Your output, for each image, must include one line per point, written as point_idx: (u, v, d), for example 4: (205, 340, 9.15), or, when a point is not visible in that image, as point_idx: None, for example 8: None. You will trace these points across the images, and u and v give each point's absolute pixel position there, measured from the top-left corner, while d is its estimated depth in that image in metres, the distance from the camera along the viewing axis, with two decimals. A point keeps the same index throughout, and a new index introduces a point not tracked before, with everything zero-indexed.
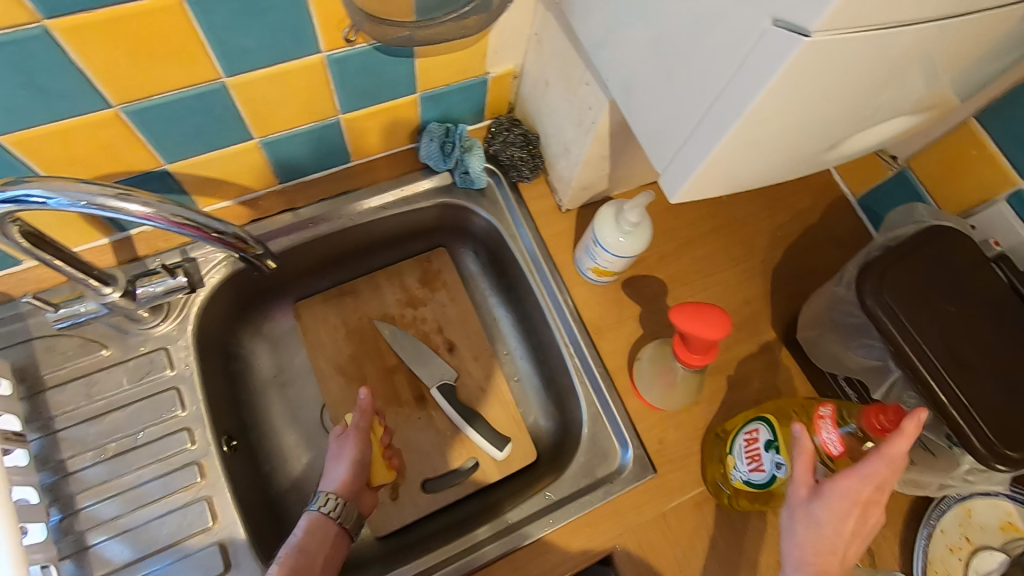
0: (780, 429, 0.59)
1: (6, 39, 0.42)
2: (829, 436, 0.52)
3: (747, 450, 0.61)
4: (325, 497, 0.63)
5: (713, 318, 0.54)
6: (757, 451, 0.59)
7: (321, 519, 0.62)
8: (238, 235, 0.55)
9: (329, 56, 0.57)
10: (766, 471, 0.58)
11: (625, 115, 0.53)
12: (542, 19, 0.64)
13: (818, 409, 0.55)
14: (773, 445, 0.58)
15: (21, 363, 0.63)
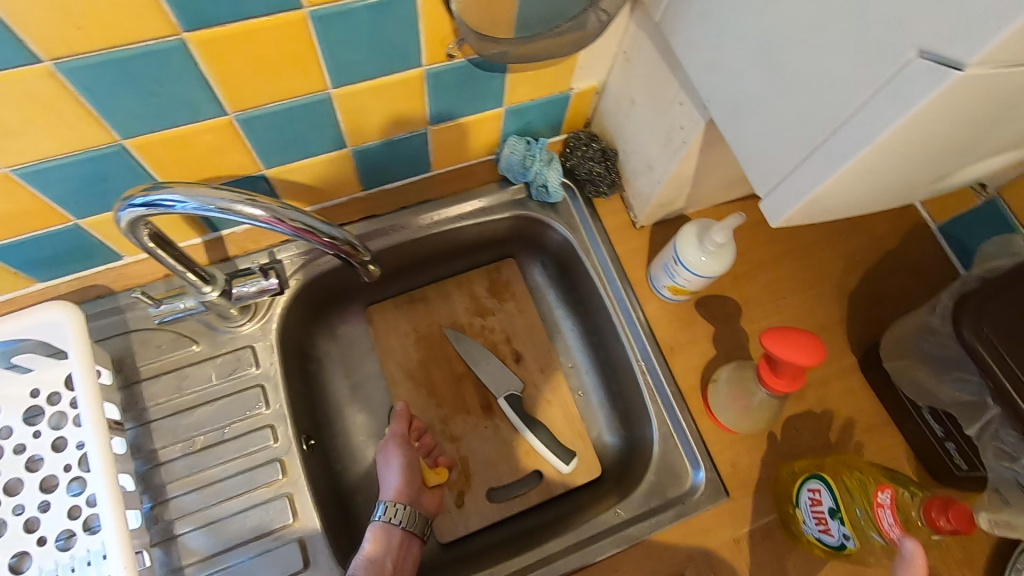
0: (840, 493, 0.58)
1: (148, 50, 0.45)
2: (890, 523, 0.55)
3: (812, 510, 0.60)
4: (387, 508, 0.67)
5: (804, 343, 0.53)
6: (823, 515, 0.59)
7: (386, 529, 0.66)
8: (349, 241, 0.55)
9: (428, 71, 0.59)
10: (835, 538, 0.58)
11: (729, 136, 0.53)
12: (632, 37, 0.64)
13: (877, 493, 0.57)
14: (838, 513, 0.58)
15: (119, 354, 0.66)
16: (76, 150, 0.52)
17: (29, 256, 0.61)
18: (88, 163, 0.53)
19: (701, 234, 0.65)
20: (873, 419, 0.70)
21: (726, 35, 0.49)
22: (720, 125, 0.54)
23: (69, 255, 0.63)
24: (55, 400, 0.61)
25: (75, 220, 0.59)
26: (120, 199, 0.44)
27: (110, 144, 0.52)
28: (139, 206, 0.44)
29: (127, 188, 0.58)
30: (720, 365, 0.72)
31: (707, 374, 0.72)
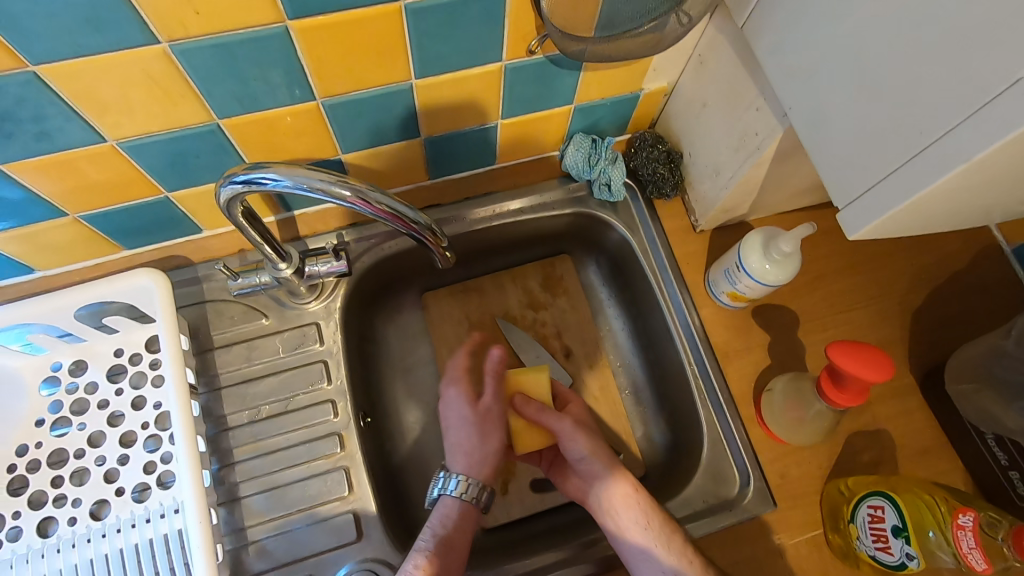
0: (910, 513, 0.57)
1: (255, 36, 0.47)
2: (969, 547, 0.53)
3: (871, 527, 0.60)
4: (460, 481, 0.65)
5: (870, 358, 0.53)
6: (885, 533, 0.58)
7: (457, 503, 0.64)
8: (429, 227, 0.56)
9: (507, 65, 0.60)
10: (896, 556, 0.58)
11: (812, 143, 0.53)
12: (710, 40, 0.63)
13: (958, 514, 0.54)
14: (903, 533, 0.57)
15: (194, 322, 0.69)
16: (176, 127, 0.55)
17: (121, 224, 0.65)
18: (185, 139, 0.56)
19: (767, 241, 0.64)
20: (931, 441, 0.69)
21: (819, 42, 0.48)
22: (800, 134, 0.54)
23: (156, 225, 0.67)
24: (137, 361, 0.66)
25: (166, 193, 0.63)
26: (223, 176, 0.47)
27: (207, 123, 0.55)
28: (240, 182, 0.46)
29: (216, 166, 0.61)
30: (774, 375, 0.72)
31: (761, 383, 0.71)
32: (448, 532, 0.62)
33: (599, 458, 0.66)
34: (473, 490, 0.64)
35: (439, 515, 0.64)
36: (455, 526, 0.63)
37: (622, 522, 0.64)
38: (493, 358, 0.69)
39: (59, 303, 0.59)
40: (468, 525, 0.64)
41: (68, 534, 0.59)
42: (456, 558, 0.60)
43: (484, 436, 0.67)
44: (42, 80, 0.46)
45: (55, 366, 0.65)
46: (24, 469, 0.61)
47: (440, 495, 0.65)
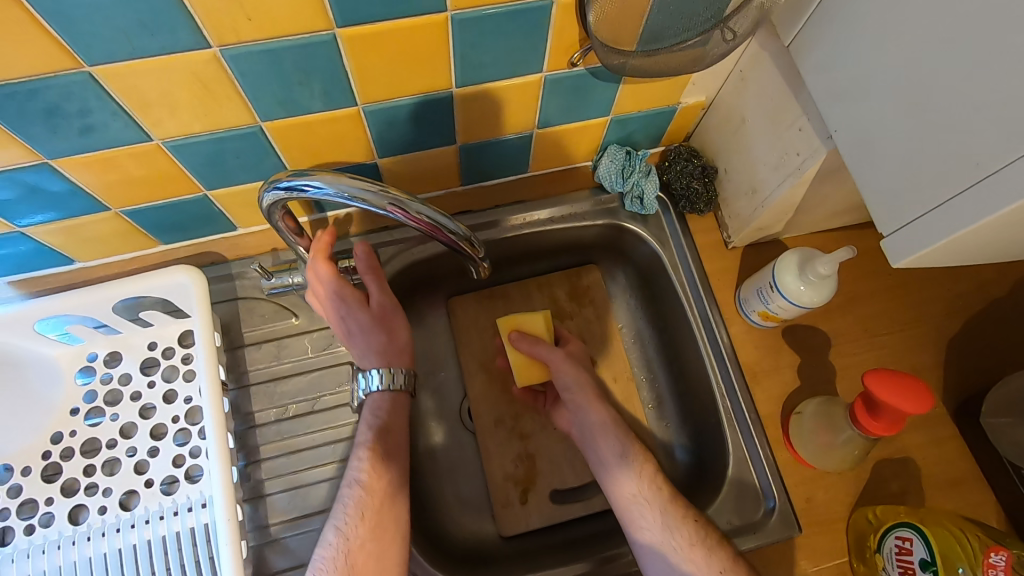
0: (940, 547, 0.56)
1: (303, 43, 0.48)
2: None
3: (898, 558, 0.59)
4: (382, 373, 0.64)
5: (909, 389, 0.52)
6: (911, 565, 0.57)
7: (386, 394, 0.65)
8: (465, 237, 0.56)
9: (547, 76, 0.60)
10: None
11: (857, 168, 0.52)
12: (753, 56, 0.62)
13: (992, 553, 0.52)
14: (930, 566, 0.56)
15: (226, 319, 0.70)
16: (219, 129, 0.55)
17: (160, 220, 0.66)
18: (227, 141, 0.57)
19: (803, 262, 0.63)
20: (964, 473, 0.67)
21: (873, 66, 0.48)
22: (846, 158, 0.53)
23: (193, 222, 0.68)
24: (169, 355, 0.67)
25: (205, 191, 0.63)
26: (266, 181, 0.48)
27: (250, 125, 0.56)
28: (283, 189, 0.47)
29: (255, 167, 0.62)
30: (803, 398, 0.71)
31: (789, 405, 0.70)
32: (384, 421, 0.64)
33: (584, 385, 0.73)
34: (399, 379, 0.65)
35: (370, 410, 0.64)
36: (388, 415, 0.64)
37: (600, 450, 0.70)
38: (359, 258, 0.63)
39: (99, 296, 0.61)
40: (402, 412, 0.66)
41: (99, 523, 0.60)
42: (397, 442, 0.64)
43: (389, 331, 0.65)
44: (96, 80, 0.47)
45: (90, 357, 0.66)
46: (58, 456, 0.62)
47: (366, 393, 0.65)
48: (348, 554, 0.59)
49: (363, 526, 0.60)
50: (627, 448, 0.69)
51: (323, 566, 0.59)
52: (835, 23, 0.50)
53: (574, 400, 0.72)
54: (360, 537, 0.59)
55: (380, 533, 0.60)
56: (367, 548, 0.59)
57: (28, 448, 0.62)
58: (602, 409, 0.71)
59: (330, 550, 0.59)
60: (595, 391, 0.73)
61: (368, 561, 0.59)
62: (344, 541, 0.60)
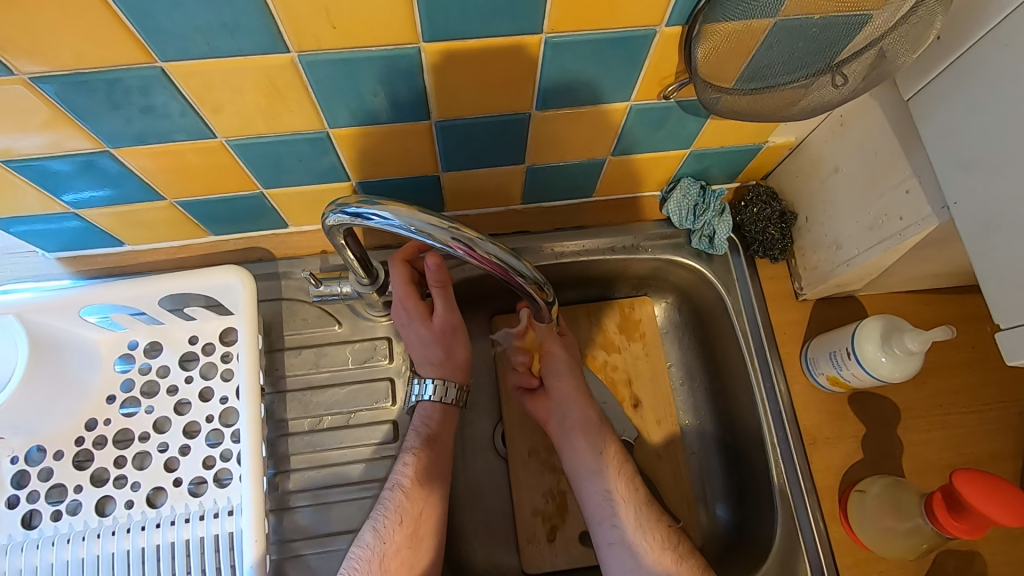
0: None
1: (386, 54, 0.45)
2: None
3: None
4: (436, 386, 0.64)
5: (1005, 501, 0.47)
6: None
7: (436, 406, 0.65)
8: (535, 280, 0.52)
9: (634, 105, 0.55)
10: None
11: (973, 246, 0.47)
12: (858, 105, 0.57)
13: None
14: None
15: (268, 319, 0.68)
16: (286, 132, 0.53)
17: (212, 212, 0.64)
18: (292, 144, 0.55)
19: (888, 332, 0.59)
20: None
21: (1012, 139, 0.42)
22: (962, 233, 0.48)
23: (244, 217, 0.65)
24: (209, 351, 0.65)
25: (262, 189, 0.61)
26: (333, 203, 0.46)
27: (317, 131, 0.53)
28: (349, 215, 0.45)
29: (315, 170, 0.59)
30: (863, 472, 0.66)
31: (849, 478, 0.66)
32: (433, 431, 0.64)
33: (570, 379, 0.72)
34: (451, 394, 0.65)
35: (420, 418, 0.64)
36: (438, 426, 0.65)
37: (577, 444, 0.70)
38: (431, 268, 0.59)
39: (147, 289, 0.59)
40: (451, 424, 0.66)
41: (125, 518, 0.59)
42: (442, 454, 0.64)
43: (448, 349, 0.64)
44: (168, 76, 0.45)
45: (131, 344, 0.64)
46: (91, 444, 0.61)
47: (417, 400, 0.65)
48: (382, 557, 0.60)
49: (401, 532, 0.61)
50: (605, 446, 0.69)
51: (356, 565, 0.59)
52: (972, 84, 0.45)
53: (561, 390, 0.71)
54: (397, 543, 0.60)
55: (416, 542, 0.61)
56: (402, 554, 0.60)
57: (61, 431, 0.61)
58: (586, 406, 0.71)
59: (366, 551, 0.60)
60: (581, 382, 0.72)
61: (401, 568, 0.60)
62: (380, 545, 0.60)
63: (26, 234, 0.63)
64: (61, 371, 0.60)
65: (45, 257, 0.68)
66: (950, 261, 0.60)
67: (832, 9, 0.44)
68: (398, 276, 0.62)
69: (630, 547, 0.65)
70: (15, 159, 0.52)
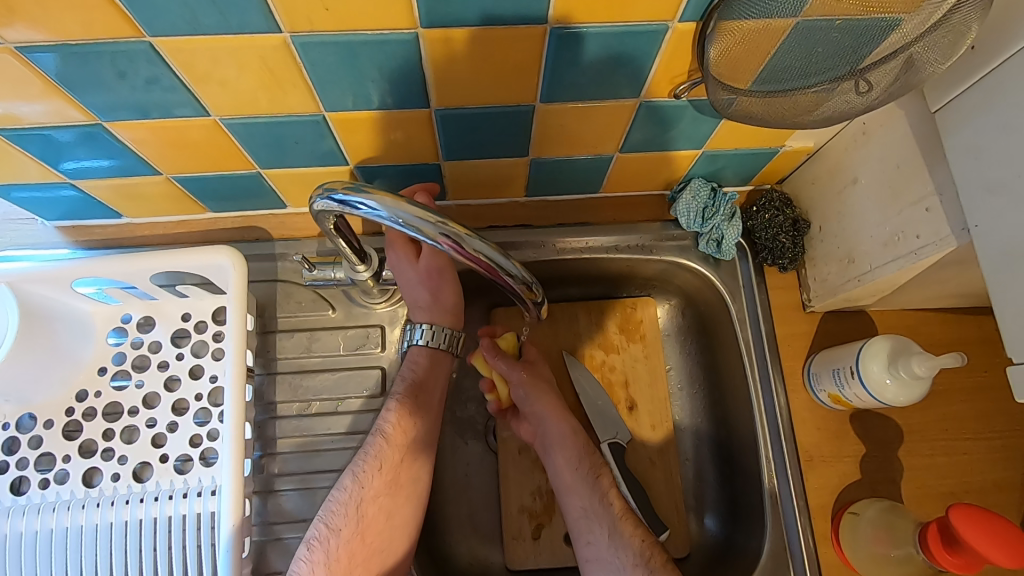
0: None
1: (382, 39, 0.43)
2: None
3: None
4: (424, 331, 0.63)
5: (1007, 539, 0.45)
6: None
7: (424, 351, 0.64)
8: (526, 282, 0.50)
9: (644, 102, 0.53)
10: None
11: (992, 274, 0.44)
12: (884, 112, 0.54)
13: None
14: None
15: (263, 301, 0.68)
16: (282, 113, 0.51)
17: (210, 190, 0.63)
18: (288, 125, 0.53)
19: (895, 353, 0.56)
20: None
21: None
22: (982, 259, 0.45)
23: (242, 195, 0.64)
24: (201, 329, 0.65)
25: (259, 169, 0.60)
26: (320, 188, 0.45)
27: (314, 114, 0.52)
28: (336, 202, 0.44)
29: (313, 153, 0.58)
30: (860, 493, 0.64)
31: (844, 499, 0.64)
32: (419, 378, 0.63)
33: (541, 397, 0.69)
34: (440, 339, 0.64)
35: (408, 364, 0.63)
36: (425, 372, 0.63)
37: (557, 460, 0.68)
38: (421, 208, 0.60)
39: (139, 265, 0.58)
40: (439, 371, 0.64)
41: (110, 491, 0.59)
42: (429, 401, 0.63)
43: (436, 292, 0.64)
44: (157, 52, 0.44)
45: (124, 318, 0.64)
46: (80, 415, 0.62)
47: (408, 344, 0.64)
48: (360, 502, 0.60)
49: (379, 479, 0.61)
50: (585, 461, 0.67)
51: (334, 506, 0.59)
52: (1008, 100, 0.41)
53: (538, 414, 0.69)
54: (375, 489, 0.60)
55: (394, 489, 0.62)
56: (380, 501, 0.61)
57: (53, 401, 0.61)
58: (563, 421, 0.68)
59: (344, 495, 0.60)
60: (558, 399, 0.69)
61: (378, 514, 0.61)
62: (358, 489, 0.60)
63: (25, 203, 0.62)
64: (55, 344, 0.60)
65: (45, 226, 0.67)
66: (969, 283, 0.57)
67: (856, 11, 0.41)
68: None
69: (617, 527, 0.64)
70: (11, 129, 0.51)
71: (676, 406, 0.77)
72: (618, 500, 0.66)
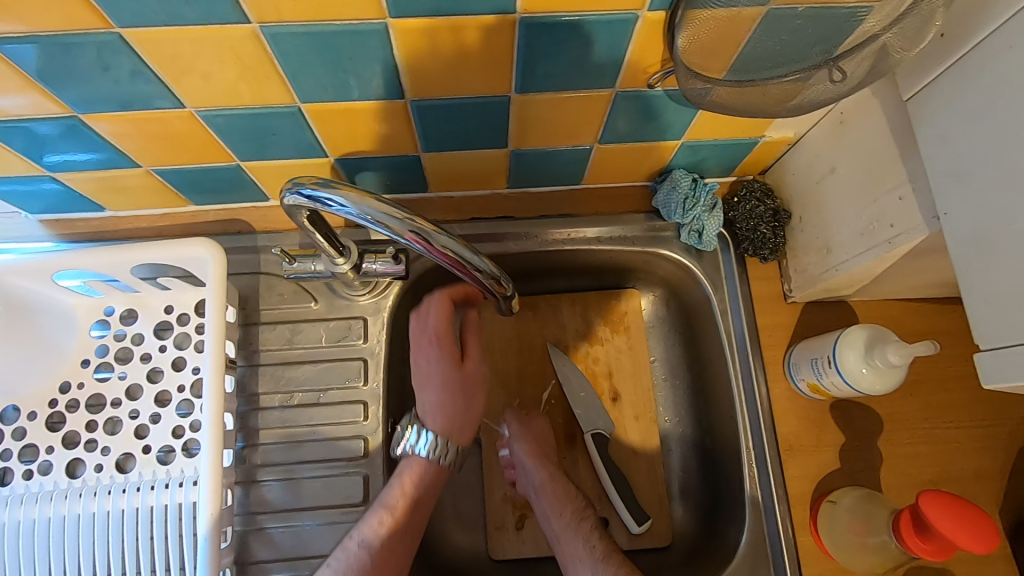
0: None
1: (351, 29, 0.43)
2: None
3: None
4: (434, 444, 0.64)
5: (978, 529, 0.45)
6: None
7: (429, 465, 0.64)
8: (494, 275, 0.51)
9: (618, 93, 0.53)
10: None
11: (958, 262, 0.44)
12: (859, 101, 0.54)
13: None
14: None
15: (246, 293, 0.68)
16: (256, 105, 0.51)
17: (190, 182, 0.63)
18: (264, 117, 0.53)
19: (871, 342, 0.57)
20: None
21: (1009, 148, 0.39)
22: (951, 246, 0.45)
23: (223, 188, 0.65)
24: (183, 322, 0.65)
25: (238, 161, 0.60)
26: (288, 182, 0.44)
27: (288, 105, 0.52)
28: (304, 196, 0.44)
29: (292, 145, 0.58)
30: (839, 482, 0.65)
31: (823, 487, 0.64)
32: (418, 492, 0.63)
33: (527, 450, 0.69)
34: (449, 456, 0.65)
35: (407, 476, 0.63)
36: (425, 489, 0.63)
37: (553, 525, 0.66)
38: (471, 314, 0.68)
39: (119, 257, 0.59)
40: (437, 488, 0.64)
41: (93, 482, 0.60)
42: (419, 519, 0.62)
43: (466, 402, 0.66)
44: (127, 42, 0.44)
45: (107, 310, 0.65)
46: (64, 407, 0.62)
47: (409, 450, 0.64)
48: None
49: None
50: (573, 507, 0.66)
51: None
52: (975, 86, 0.42)
53: (519, 460, 0.69)
54: None
55: None
56: None
57: (36, 393, 0.62)
58: (546, 471, 0.67)
59: None
60: (546, 454, 0.69)
61: None
62: None
63: (6, 195, 0.63)
64: (34, 335, 0.61)
65: (27, 219, 0.68)
66: (946, 272, 0.57)
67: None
68: (439, 309, 0.65)
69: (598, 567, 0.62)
70: None
71: (659, 398, 0.77)
72: (600, 543, 0.64)
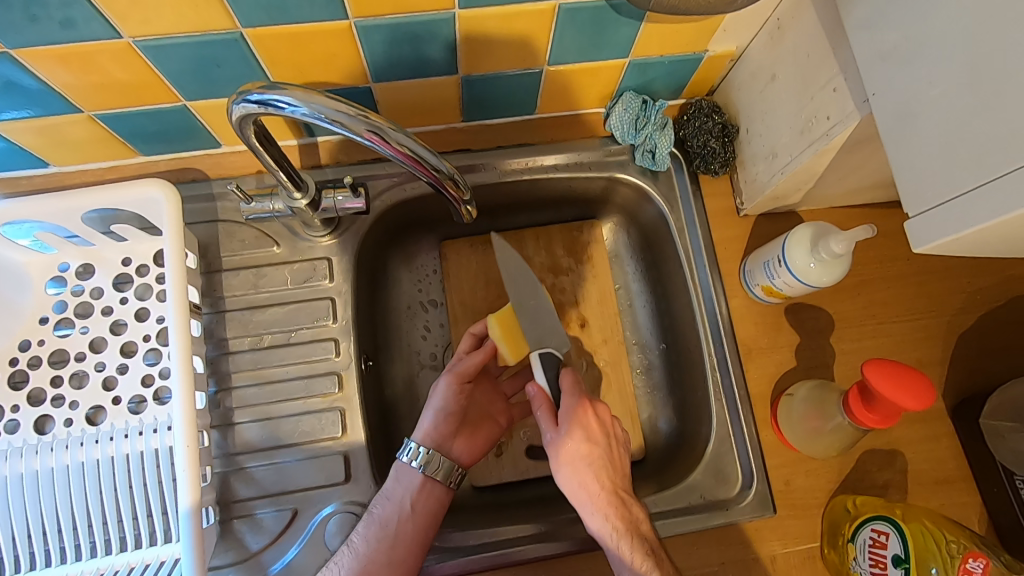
0: (911, 538, 0.56)
1: None
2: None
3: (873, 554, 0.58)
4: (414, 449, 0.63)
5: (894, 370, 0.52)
6: (886, 560, 0.57)
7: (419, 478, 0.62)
8: (452, 176, 0.52)
9: (561, 5, 0.53)
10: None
11: (886, 142, 0.47)
12: (794, 3, 0.55)
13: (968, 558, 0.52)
14: (903, 563, 0.56)
15: (205, 241, 0.68)
16: (196, 32, 0.50)
17: (137, 128, 0.62)
18: (206, 48, 0.52)
19: (816, 238, 0.60)
20: (950, 472, 0.66)
21: (927, 24, 0.42)
22: (880, 128, 0.47)
23: (172, 133, 0.63)
24: (143, 273, 0.65)
25: (184, 102, 0.59)
26: (237, 92, 0.45)
27: (230, 31, 0.50)
28: (253, 102, 0.44)
29: (238, 79, 0.57)
30: (795, 379, 0.69)
31: (781, 386, 0.68)
32: (394, 493, 0.61)
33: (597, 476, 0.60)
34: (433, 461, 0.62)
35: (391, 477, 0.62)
36: (400, 491, 0.61)
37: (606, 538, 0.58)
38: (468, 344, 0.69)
39: (69, 204, 0.57)
40: (422, 492, 0.61)
41: (63, 436, 0.59)
42: (406, 518, 0.60)
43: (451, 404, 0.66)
44: None
45: (62, 267, 0.64)
46: (25, 364, 0.61)
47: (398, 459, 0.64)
48: None
49: None
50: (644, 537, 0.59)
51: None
52: None
53: (573, 495, 0.61)
54: None
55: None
56: None
57: None
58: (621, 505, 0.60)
59: None
60: (619, 486, 0.61)
61: None
62: None
63: None
64: None
65: None
66: (883, 169, 0.60)
67: None
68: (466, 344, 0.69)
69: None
70: None
71: (626, 320, 0.79)
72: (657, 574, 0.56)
